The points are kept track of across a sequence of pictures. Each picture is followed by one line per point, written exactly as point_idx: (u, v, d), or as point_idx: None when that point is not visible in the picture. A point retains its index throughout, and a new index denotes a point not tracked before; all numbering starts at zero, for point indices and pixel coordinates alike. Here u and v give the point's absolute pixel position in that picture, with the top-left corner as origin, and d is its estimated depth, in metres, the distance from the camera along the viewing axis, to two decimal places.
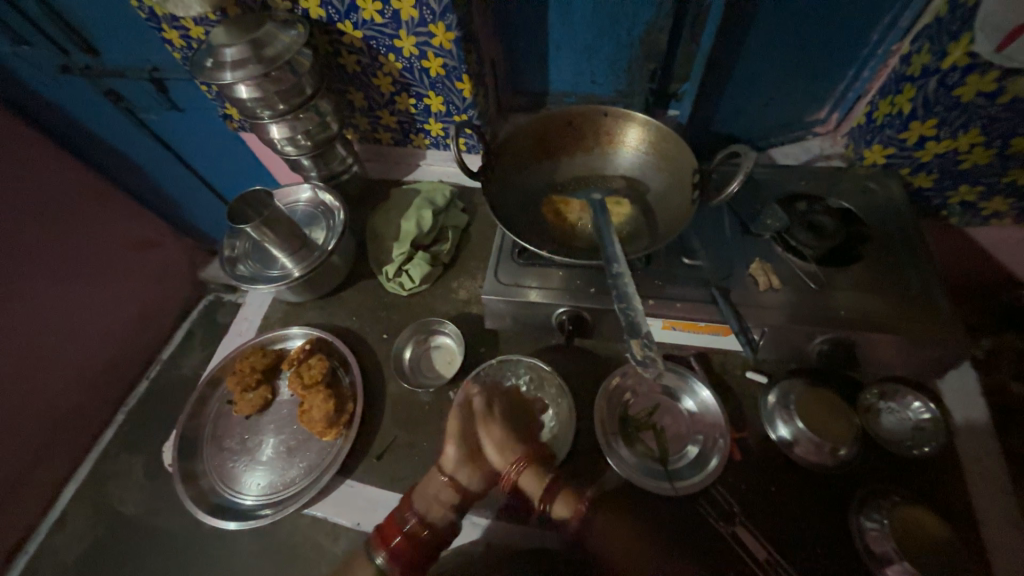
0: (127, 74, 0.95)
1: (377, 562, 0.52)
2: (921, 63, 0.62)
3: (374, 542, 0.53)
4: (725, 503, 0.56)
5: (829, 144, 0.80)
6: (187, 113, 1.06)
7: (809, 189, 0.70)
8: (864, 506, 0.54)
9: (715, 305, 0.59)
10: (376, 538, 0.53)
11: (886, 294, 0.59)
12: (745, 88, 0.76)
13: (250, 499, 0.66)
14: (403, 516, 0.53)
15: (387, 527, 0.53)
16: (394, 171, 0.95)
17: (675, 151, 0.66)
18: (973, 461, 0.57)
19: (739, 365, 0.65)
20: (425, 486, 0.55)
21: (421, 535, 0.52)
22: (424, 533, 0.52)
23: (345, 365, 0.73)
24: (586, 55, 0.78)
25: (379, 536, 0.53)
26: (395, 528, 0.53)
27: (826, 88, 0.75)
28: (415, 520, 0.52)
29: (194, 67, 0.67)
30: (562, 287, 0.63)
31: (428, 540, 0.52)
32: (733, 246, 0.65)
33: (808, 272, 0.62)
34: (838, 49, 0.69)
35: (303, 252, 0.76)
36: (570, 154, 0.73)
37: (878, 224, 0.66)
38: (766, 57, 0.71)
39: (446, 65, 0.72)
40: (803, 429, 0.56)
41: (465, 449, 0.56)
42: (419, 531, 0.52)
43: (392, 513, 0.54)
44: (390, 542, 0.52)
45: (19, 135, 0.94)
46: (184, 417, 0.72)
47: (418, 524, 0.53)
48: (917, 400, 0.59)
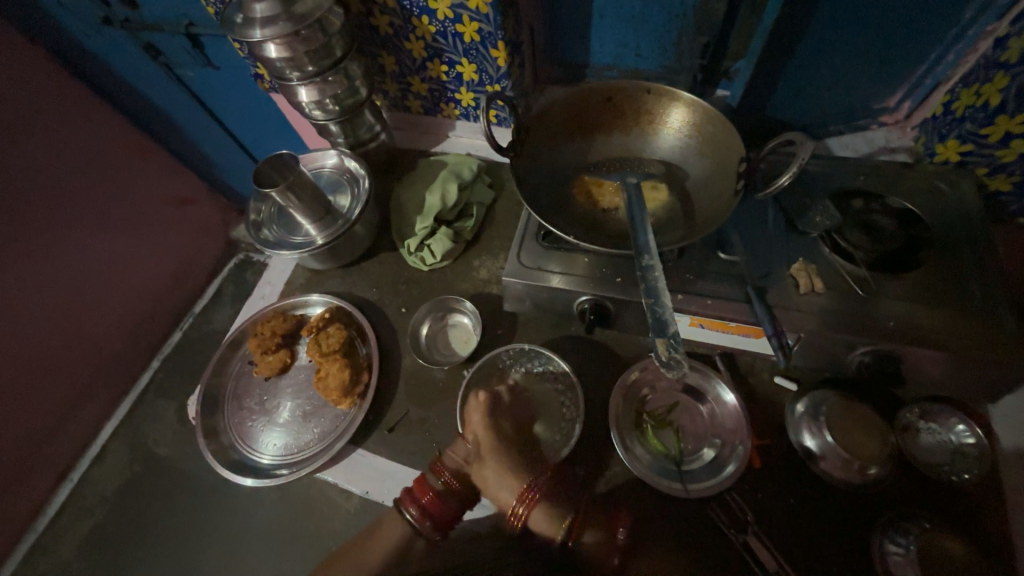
0: (164, 28, 0.95)
1: (408, 519, 0.56)
2: (1019, 48, 0.55)
3: (404, 500, 0.57)
4: (738, 510, 0.54)
5: (896, 136, 0.72)
6: (222, 71, 1.06)
7: (867, 185, 0.64)
8: (889, 527, 0.51)
9: (749, 305, 0.56)
10: (405, 497, 0.57)
11: (942, 307, 0.54)
12: (807, 68, 0.69)
13: (266, 458, 0.69)
14: (435, 474, 0.57)
15: (418, 488, 0.57)
16: (422, 141, 0.92)
17: (722, 135, 0.61)
18: (1020, 493, 0.52)
19: (768, 369, 0.62)
20: (453, 451, 0.60)
21: (452, 489, 0.56)
22: (454, 490, 0.56)
23: (362, 336, 0.74)
24: (633, 24, 0.72)
25: (411, 495, 0.57)
26: (426, 487, 0.56)
27: (900, 72, 0.67)
28: (447, 475, 0.57)
29: (226, 24, 0.65)
30: (587, 275, 0.61)
31: (457, 495, 0.56)
32: (776, 243, 0.61)
33: (857, 276, 0.57)
34: (922, 27, 0.61)
35: (328, 220, 0.76)
36: (607, 131, 0.68)
37: (943, 229, 0.60)
38: (835, 34, 0.64)
39: (481, 30, 0.68)
40: (832, 443, 0.53)
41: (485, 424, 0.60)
42: (450, 486, 0.57)
43: (422, 474, 0.58)
44: (422, 499, 0.56)
45: (66, 87, 0.96)
46: (209, 373, 0.74)
47: (451, 479, 0.57)
48: (962, 422, 0.54)
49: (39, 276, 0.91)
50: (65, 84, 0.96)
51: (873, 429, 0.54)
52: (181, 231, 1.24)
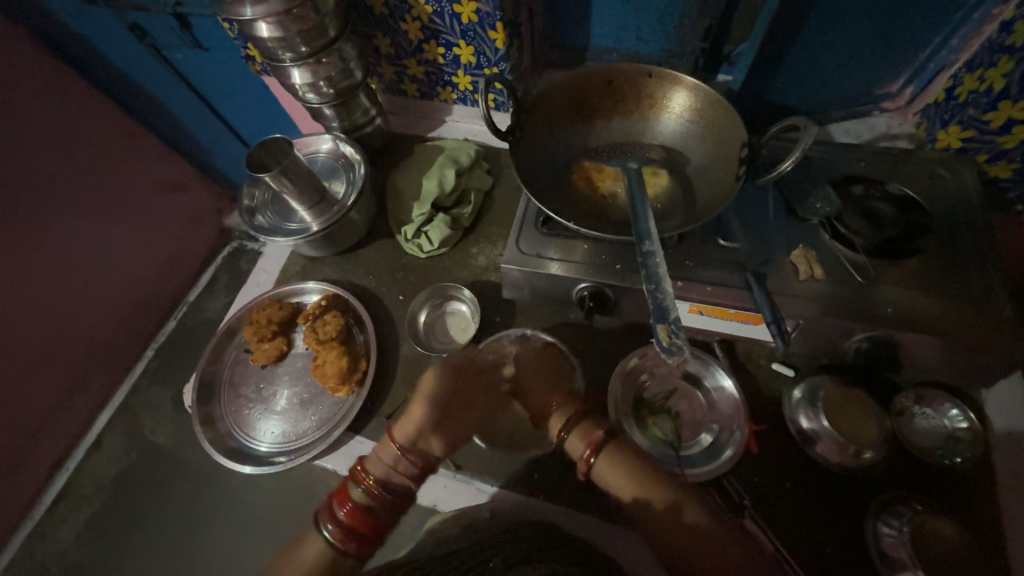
0: (150, 8, 0.93)
1: (326, 537, 0.53)
2: None
3: (322, 515, 0.54)
4: (736, 494, 0.55)
5: (897, 123, 0.72)
6: (212, 52, 1.03)
7: (868, 172, 0.64)
8: (883, 511, 0.51)
9: (748, 292, 0.55)
10: (324, 511, 0.55)
11: (940, 294, 0.54)
12: (810, 52, 0.68)
13: (264, 446, 0.68)
14: (355, 482, 0.55)
15: (339, 498, 0.55)
16: (418, 126, 0.90)
17: (724, 120, 0.60)
18: (1011, 476, 0.53)
19: (766, 356, 0.62)
20: (377, 455, 0.57)
21: (376, 498, 0.54)
22: (377, 496, 0.54)
23: (360, 323, 0.73)
24: (634, 6, 0.71)
25: (330, 508, 0.55)
26: (346, 498, 0.54)
27: (903, 57, 0.67)
28: (368, 481, 0.55)
29: (215, 2, 0.63)
30: (586, 261, 0.60)
31: (381, 502, 0.54)
32: (777, 230, 0.60)
33: (856, 263, 0.57)
34: (927, 10, 0.60)
35: (323, 206, 0.75)
36: (607, 117, 0.67)
37: (942, 216, 0.60)
38: (839, 17, 0.63)
39: (479, 10, 0.66)
40: (828, 428, 0.54)
41: (425, 419, 0.58)
42: (373, 493, 0.55)
43: (342, 483, 0.56)
44: (341, 509, 0.54)
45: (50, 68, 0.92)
46: (204, 361, 0.74)
47: (373, 487, 0.55)
48: (955, 407, 0.55)
49: (28, 263, 0.89)
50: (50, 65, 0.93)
51: (868, 414, 0.55)
52: (173, 219, 1.22)
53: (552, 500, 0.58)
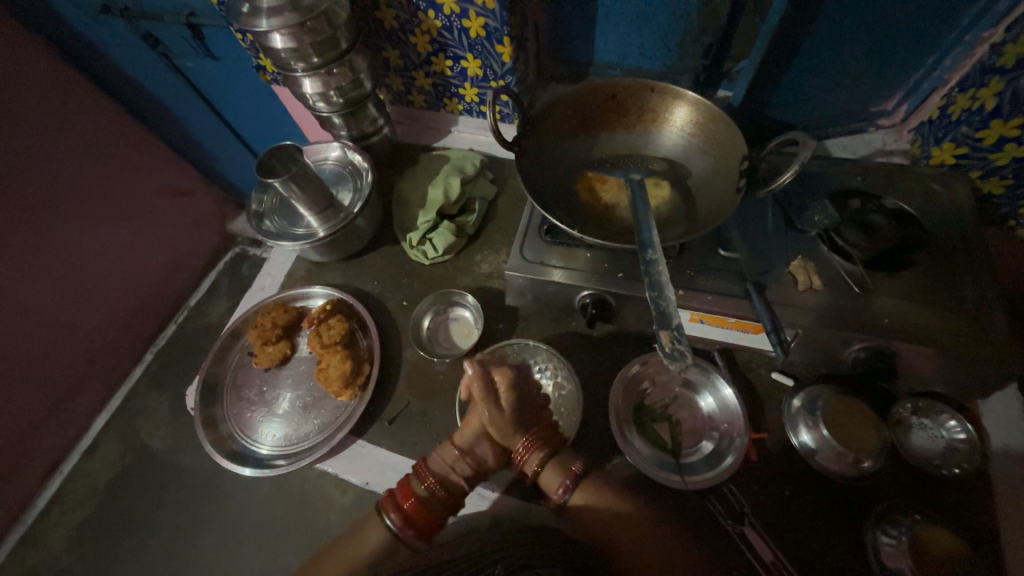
0: (163, 18, 0.94)
1: (388, 524, 0.54)
2: (1015, 54, 0.56)
3: (386, 505, 0.54)
4: (735, 502, 0.55)
5: (893, 139, 0.74)
6: (223, 62, 1.05)
7: (864, 186, 0.66)
8: (881, 520, 0.52)
9: (748, 301, 0.57)
10: (388, 502, 0.55)
11: (936, 306, 0.55)
12: (808, 70, 0.70)
13: (265, 449, 0.68)
14: (417, 479, 0.55)
15: (400, 492, 0.54)
16: (424, 136, 0.92)
17: (724, 134, 0.62)
18: (1009, 488, 0.53)
19: (765, 365, 0.63)
20: (439, 454, 0.56)
21: (435, 496, 0.54)
22: (437, 496, 0.54)
23: (363, 328, 0.74)
24: (638, 23, 0.73)
25: (393, 499, 0.54)
26: (408, 492, 0.54)
27: (899, 75, 0.68)
28: (429, 480, 0.54)
29: (231, 13, 0.65)
30: (588, 269, 0.61)
31: (441, 500, 0.54)
32: (776, 241, 0.62)
33: (853, 274, 0.58)
34: (920, 31, 0.62)
35: (330, 212, 0.76)
36: (610, 129, 0.69)
37: (938, 230, 0.61)
38: (836, 36, 0.65)
39: (487, 25, 0.68)
40: (828, 437, 0.54)
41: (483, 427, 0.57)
42: (434, 493, 0.54)
43: (406, 478, 0.56)
44: (404, 503, 0.53)
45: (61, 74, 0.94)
46: (207, 363, 0.74)
47: (435, 487, 0.54)
48: (952, 418, 0.56)
49: (33, 266, 0.90)
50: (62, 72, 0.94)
51: (867, 424, 0.56)
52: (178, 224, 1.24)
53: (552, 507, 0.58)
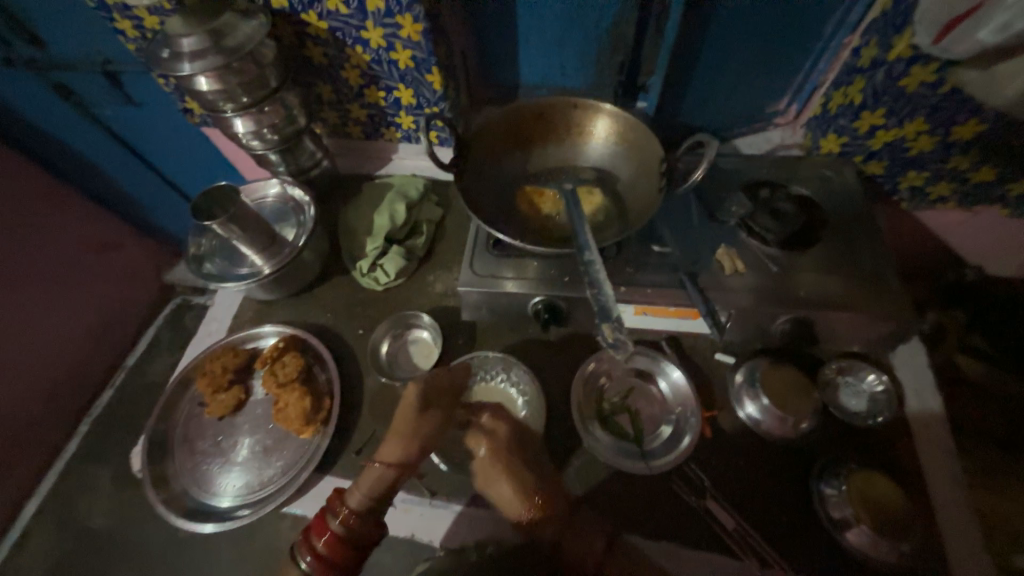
0: (78, 67, 0.92)
1: (303, 567, 0.46)
2: (869, 56, 0.65)
3: (300, 546, 0.46)
4: (697, 478, 0.59)
5: (789, 135, 0.83)
6: (145, 107, 1.03)
7: (771, 176, 0.73)
8: (824, 473, 0.57)
9: (683, 290, 0.61)
10: (302, 541, 0.46)
11: (842, 275, 0.62)
12: (709, 79, 0.78)
13: (226, 501, 0.65)
14: (333, 514, 0.46)
15: (316, 527, 0.46)
16: (367, 165, 0.93)
17: (643, 141, 0.68)
18: (924, 427, 0.60)
19: (709, 347, 0.67)
20: (360, 480, 0.47)
21: (354, 529, 0.46)
22: (358, 530, 0.46)
23: (320, 361, 0.73)
24: (556, 47, 0.79)
25: (308, 537, 0.46)
26: (323, 527, 0.46)
27: (785, 79, 0.78)
28: (345, 514, 0.46)
29: (150, 59, 0.64)
30: (536, 277, 0.64)
31: (361, 533, 0.46)
32: (703, 233, 0.67)
33: (770, 256, 0.65)
34: (794, 42, 0.72)
35: (274, 249, 0.75)
36: (542, 145, 0.73)
37: (836, 209, 0.69)
38: (727, 50, 0.73)
39: (415, 57, 0.71)
40: (768, 405, 0.59)
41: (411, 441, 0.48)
42: (353, 526, 0.46)
43: (321, 508, 0.47)
44: (318, 541, 0.45)
45: None
46: (154, 420, 0.70)
47: (353, 521, 0.46)
48: (872, 373, 0.62)
49: None
50: None
51: (801, 386, 0.61)
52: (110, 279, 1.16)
53: None
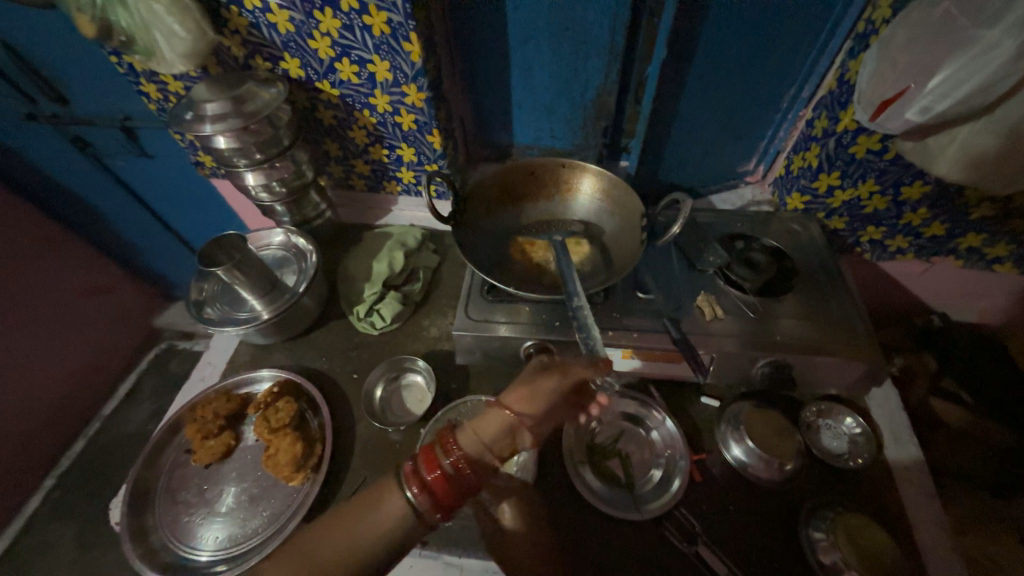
0: (97, 122, 0.98)
1: (407, 498, 0.41)
2: (821, 127, 0.74)
3: (408, 472, 0.42)
4: (687, 523, 0.59)
5: (759, 192, 0.91)
6: (157, 159, 1.08)
7: (744, 230, 0.80)
8: (812, 517, 0.58)
9: (668, 334, 0.65)
10: (411, 468, 0.43)
11: (814, 320, 0.67)
12: (683, 143, 0.86)
13: (206, 555, 0.63)
14: (447, 447, 0.44)
15: (429, 455, 0.43)
16: (366, 216, 0.98)
17: (624, 198, 0.74)
18: (904, 470, 0.62)
19: (695, 391, 0.70)
20: (486, 419, 0.47)
21: (465, 472, 0.43)
22: (466, 473, 0.43)
23: (313, 407, 0.73)
24: (546, 113, 0.87)
25: (416, 466, 0.43)
26: (438, 457, 0.43)
27: (751, 144, 0.87)
28: (460, 453, 0.43)
29: (174, 119, 0.70)
30: (529, 321, 0.67)
31: (470, 477, 0.43)
32: (684, 282, 0.72)
33: (748, 303, 0.69)
34: (757, 113, 0.81)
35: (274, 294, 0.77)
36: (533, 201, 0.79)
37: (804, 260, 0.75)
38: (699, 118, 0.82)
39: (418, 120, 0.78)
40: (753, 447, 0.61)
41: (537, 394, 0.50)
42: (463, 468, 0.43)
43: (430, 443, 0.44)
44: (431, 472, 0.42)
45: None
46: (138, 467, 0.69)
47: (463, 461, 0.43)
48: (850, 416, 0.66)
49: None
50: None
51: (782, 431, 0.63)
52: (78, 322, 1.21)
53: None
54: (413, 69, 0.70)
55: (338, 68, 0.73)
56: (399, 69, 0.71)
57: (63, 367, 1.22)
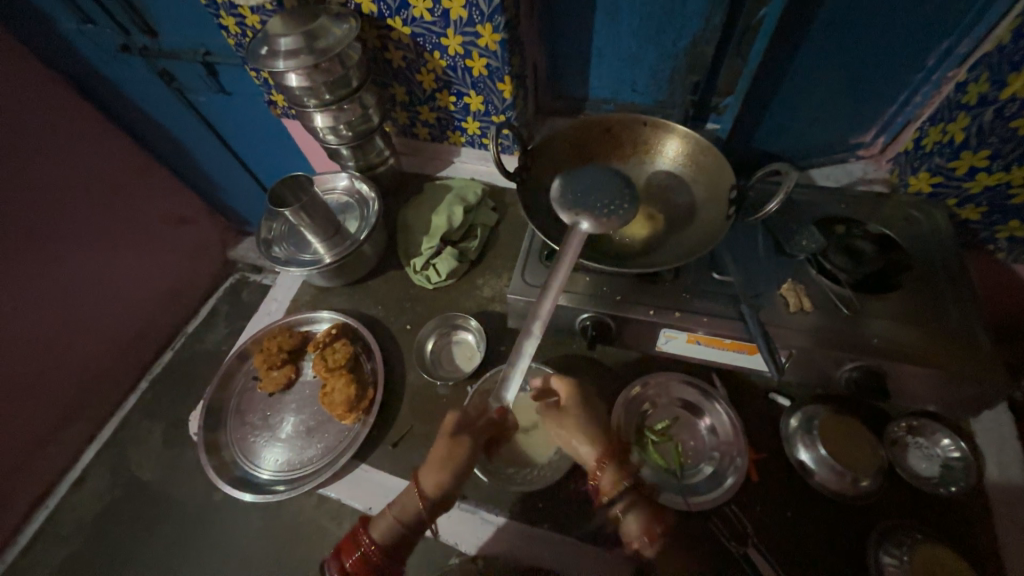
0: (181, 56, 1.01)
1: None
2: (977, 93, 0.60)
3: (330, 563, 0.54)
4: (738, 524, 0.56)
5: (873, 168, 0.78)
6: (233, 97, 1.11)
7: (848, 213, 0.69)
8: (882, 540, 0.52)
9: (743, 324, 0.58)
10: (332, 560, 0.54)
11: (923, 326, 0.57)
12: (788, 105, 0.75)
13: (266, 473, 0.69)
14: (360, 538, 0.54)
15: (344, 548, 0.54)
16: (429, 166, 0.96)
17: (714, 165, 0.66)
18: (1005, 506, 0.54)
19: (762, 386, 0.64)
20: (404, 501, 0.55)
21: (371, 560, 0.53)
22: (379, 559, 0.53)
23: (367, 352, 0.75)
24: (629, 64, 0.78)
25: (336, 555, 0.54)
26: (350, 549, 0.53)
27: (873, 110, 0.74)
28: (368, 544, 0.53)
29: (250, 55, 0.69)
30: (587, 292, 0.63)
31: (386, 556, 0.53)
32: (767, 265, 0.64)
33: (842, 297, 0.60)
34: (890, 72, 0.68)
35: (336, 239, 0.78)
36: (605, 160, 0.72)
37: (919, 253, 0.64)
38: (813, 76, 0.70)
39: (489, 65, 0.73)
40: (826, 456, 0.55)
41: (444, 472, 0.54)
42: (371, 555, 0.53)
43: (350, 532, 0.55)
44: (348, 561, 0.53)
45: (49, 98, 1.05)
46: (212, 389, 0.75)
47: (372, 550, 0.53)
48: (947, 437, 0.57)
49: None
50: (62, 100, 1.08)
51: (863, 444, 0.57)
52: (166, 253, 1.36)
53: (556, 531, 0.58)
54: (491, 6, 0.64)
55: (411, 3, 0.68)
56: (475, 5, 0.65)
57: (154, 289, 1.36)
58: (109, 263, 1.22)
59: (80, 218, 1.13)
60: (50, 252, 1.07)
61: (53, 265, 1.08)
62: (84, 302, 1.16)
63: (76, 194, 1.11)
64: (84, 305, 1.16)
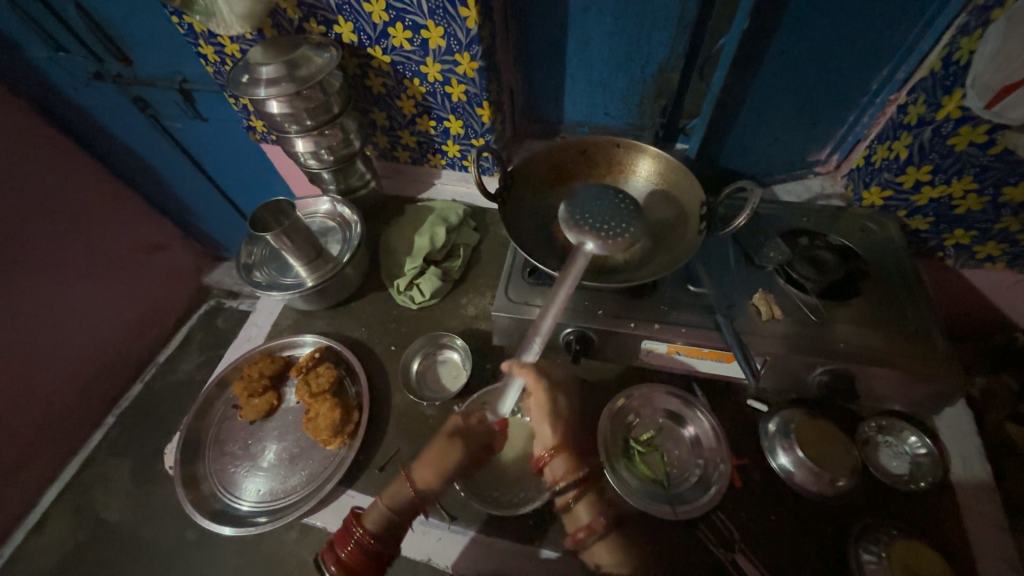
0: (157, 83, 1.00)
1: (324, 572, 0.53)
2: (917, 114, 0.66)
3: (325, 555, 0.54)
4: (725, 530, 0.57)
5: (829, 184, 0.84)
6: (210, 123, 1.11)
7: (811, 225, 0.73)
8: (861, 539, 0.54)
9: (719, 333, 0.61)
10: (327, 552, 0.54)
11: (885, 329, 0.61)
12: (750, 127, 0.80)
13: (247, 505, 0.66)
14: (355, 529, 0.55)
15: (338, 539, 0.55)
16: (409, 188, 0.97)
17: (685, 183, 0.70)
18: (970, 498, 0.57)
19: (741, 392, 0.66)
20: (396, 490, 0.57)
21: (365, 546, 0.54)
22: (371, 545, 0.54)
23: (352, 375, 0.75)
24: (601, 90, 0.82)
25: (331, 548, 0.54)
26: (344, 539, 0.54)
27: (826, 130, 0.79)
28: (360, 534, 0.54)
29: (230, 83, 0.70)
30: (570, 307, 0.65)
31: (378, 542, 0.54)
32: (738, 276, 0.68)
33: (809, 304, 0.64)
34: (838, 96, 0.73)
35: (318, 261, 0.78)
36: (583, 180, 0.75)
37: (877, 261, 0.68)
38: (770, 101, 0.75)
39: (468, 91, 0.76)
40: (803, 458, 0.58)
41: (436, 464, 0.57)
42: (366, 541, 0.54)
43: (343, 524, 0.56)
44: (341, 551, 0.53)
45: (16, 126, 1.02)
46: (190, 418, 0.73)
47: (366, 535, 0.54)
48: (914, 435, 0.61)
49: None
50: (30, 127, 1.06)
51: (836, 445, 0.60)
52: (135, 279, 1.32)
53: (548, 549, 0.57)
54: (468, 36, 0.67)
55: (390, 33, 0.71)
56: (453, 35, 0.68)
57: (123, 319, 1.32)
58: (75, 292, 1.17)
59: (44, 246, 1.09)
60: (11, 281, 1.03)
61: (14, 297, 1.03)
62: (47, 334, 1.11)
63: (40, 223, 1.08)
64: (47, 337, 1.11)
